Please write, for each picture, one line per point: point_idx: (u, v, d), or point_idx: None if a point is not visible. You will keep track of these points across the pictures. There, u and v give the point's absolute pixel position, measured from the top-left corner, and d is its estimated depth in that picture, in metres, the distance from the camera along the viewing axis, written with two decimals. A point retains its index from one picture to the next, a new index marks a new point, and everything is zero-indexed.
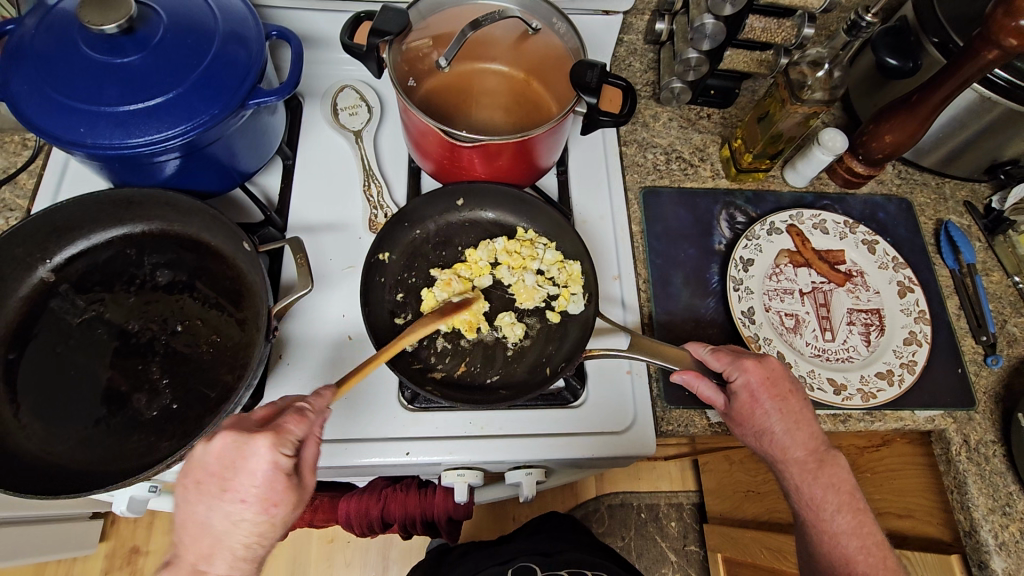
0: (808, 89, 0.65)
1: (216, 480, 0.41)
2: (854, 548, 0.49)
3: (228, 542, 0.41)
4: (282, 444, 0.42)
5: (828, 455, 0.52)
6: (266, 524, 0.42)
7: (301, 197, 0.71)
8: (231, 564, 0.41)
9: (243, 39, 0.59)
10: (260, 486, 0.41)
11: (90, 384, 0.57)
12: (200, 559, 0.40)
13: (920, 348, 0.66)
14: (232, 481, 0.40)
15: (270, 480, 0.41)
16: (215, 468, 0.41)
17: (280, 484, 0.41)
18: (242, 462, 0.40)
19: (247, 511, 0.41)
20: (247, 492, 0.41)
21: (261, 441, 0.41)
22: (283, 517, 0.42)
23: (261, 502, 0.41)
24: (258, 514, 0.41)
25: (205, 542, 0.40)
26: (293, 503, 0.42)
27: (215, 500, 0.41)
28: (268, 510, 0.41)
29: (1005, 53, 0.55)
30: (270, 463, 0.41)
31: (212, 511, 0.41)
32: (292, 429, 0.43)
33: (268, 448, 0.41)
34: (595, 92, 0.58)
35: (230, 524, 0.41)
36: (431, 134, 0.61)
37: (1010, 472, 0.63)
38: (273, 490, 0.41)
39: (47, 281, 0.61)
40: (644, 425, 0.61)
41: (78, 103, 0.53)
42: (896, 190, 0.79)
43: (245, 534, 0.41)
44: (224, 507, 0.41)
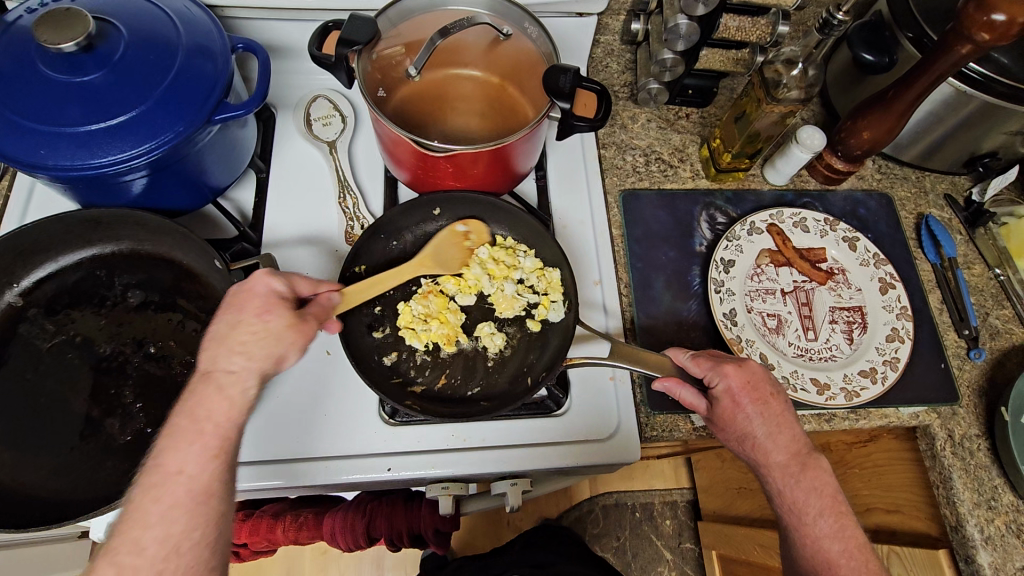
0: (784, 88, 0.65)
1: (225, 306, 0.48)
2: (837, 551, 0.49)
3: (229, 340, 0.45)
4: (276, 274, 0.50)
5: (810, 457, 0.52)
6: (261, 329, 0.46)
7: (276, 211, 0.70)
8: (229, 355, 0.44)
9: (209, 52, 0.58)
10: (257, 298, 0.47)
11: (62, 411, 0.56)
12: (206, 360, 0.45)
13: (902, 344, 0.65)
14: (234, 298, 0.47)
15: (266, 296, 0.48)
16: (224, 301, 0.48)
17: (274, 299, 0.48)
18: (243, 285, 0.48)
19: (243, 314, 0.46)
20: (246, 302, 0.47)
21: (258, 271, 0.49)
22: (278, 327, 0.47)
23: (255, 308, 0.47)
24: (255, 317, 0.46)
25: (209, 347, 0.45)
26: (292, 320, 0.48)
27: (219, 315, 0.47)
28: (263, 316, 0.46)
29: (978, 47, 0.55)
30: (267, 284, 0.48)
31: (217, 323, 0.46)
32: (292, 278, 0.51)
33: (265, 272, 0.49)
34: (569, 97, 0.57)
35: (230, 326, 0.46)
36: (404, 145, 0.60)
37: (995, 466, 0.63)
38: (269, 302, 0.47)
39: (16, 305, 0.59)
40: (628, 432, 0.61)
41: (39, 124, 0.52)
42: (877, 185, 0.79)
43: (244, 334, 0.45)
44: (226, 316, 0.46)
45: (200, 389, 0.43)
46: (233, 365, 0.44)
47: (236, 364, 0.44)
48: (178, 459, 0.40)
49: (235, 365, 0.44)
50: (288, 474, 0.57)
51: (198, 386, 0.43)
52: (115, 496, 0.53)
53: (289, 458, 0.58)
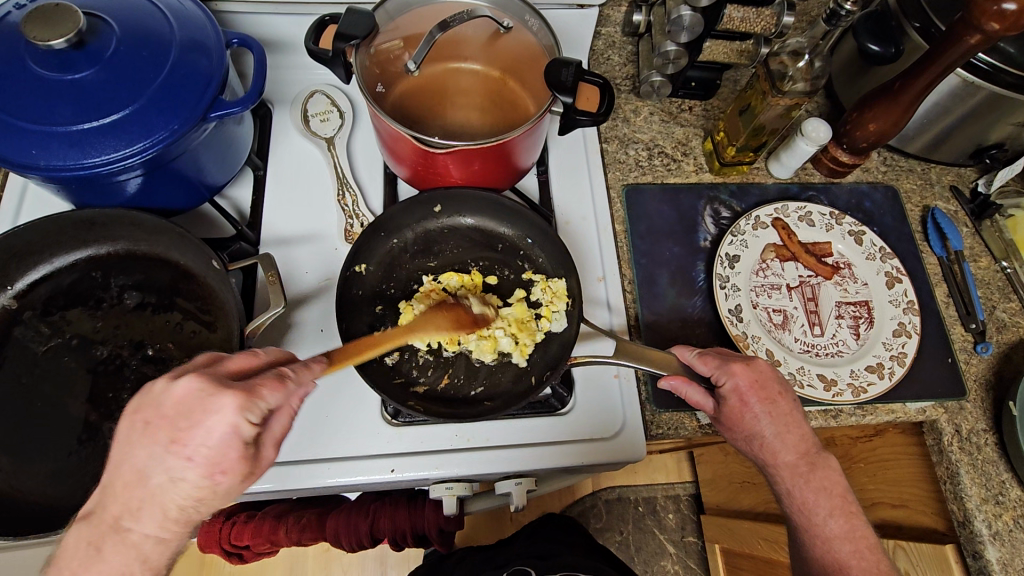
0: (789, 80, 0.64)
1: (169, 429, 0.38)
2: (848, 552, 0.49)
3: (164, 496, 0.37)
4: (248, 410, 0.38)
5: (819, 457, 0.51)
6: (206, 491, 0.38)
7: (274, 209, 0.68)
8: (158, 521, 0.38)
9: (203, 48, 0.57)
10: (210, 448, 0.37)
11: (59, 415, 0.55)
12: (126, 510, 0.37)
13: (909, 339, 0.65)
14: (184, 435, 0.37)
15: (223, 446, 0.38)
16: (171, 415, 0.38)
17: (232, 452, 0.38)
18: (200, 417, 0.37)
19: (190, 472, 0.37)
20: (198, 448, 0.37)
21: (227, 400, 0.38)
22: (227, 489, 0.39)
23: (207, 464, 0.38)
24: (201, 479, 0.38)
25: (138, 493, 0.37)
26: (245, 472, 0.39)
27: (160, 450, 0.37)
28: (212, 478, 0.38)
29: (987, 37, 0.53)
30: (228, 428, 0.38)
31: (152, 461, 0.37)
32: (265, 398, 0.40)
33: (227, 408, 0.38)
34: (571, 91, 0.56)
35: (168, 479, 0.37)
36: (404, 141, 0.59)
37: (1002, 460, 0.63)
38: (225, 456, 0.38)
39: (10, 308, 0.59)
40: (633, 430, 0.60)
41: (29, 123, 0.51)
42: (882, 177, 0.78)
43: (182, 496, 0.38)
44: (168, 461, 0.37)
45: (109, 553, 0.37)
46: (160, 533, 0.38)
47: (163, 530, 0.38)
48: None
49: (163, 531, 0.38)
50: (289, 477, 0.56)
51: (108, 547, 0.37)
52: None
53: (292, 460, 0.57)
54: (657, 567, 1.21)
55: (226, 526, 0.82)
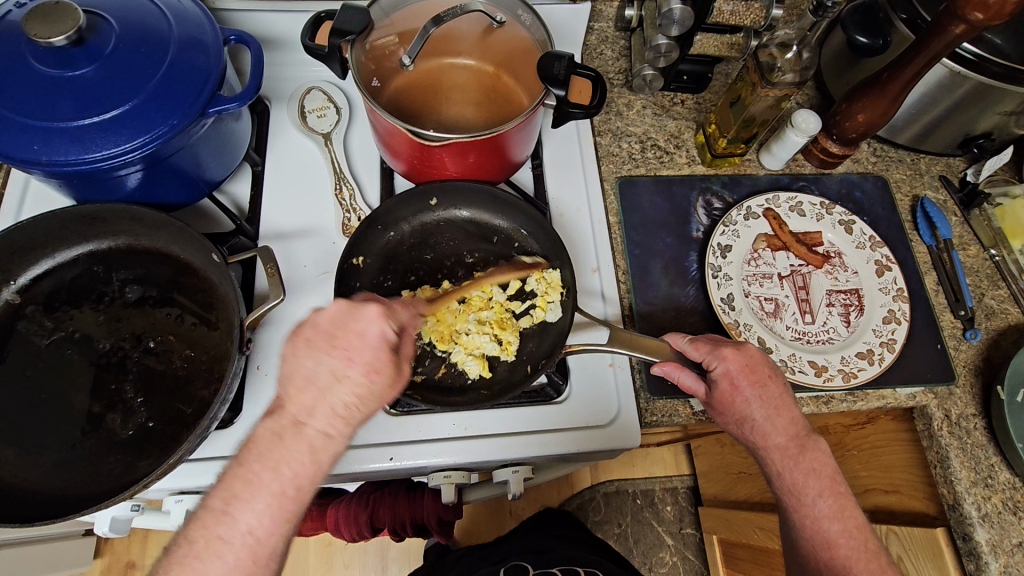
0: (778, 72, 0.65)
1: (328, 338, 0.45)
2: (836, 531, 0.50)
3: (334, 393, 0.43)
4: (390, 317, 0.47)
5: (808, 439, 0.52)
6: (365, 390, 0.44)
7: (272, 204, 0.69)
8: (329, 417, 0.43)
9: (201, 44, 0.57)
10: (369, 346, 0.45)
11: (63, 407, 0.56)
12: (302, 409, 0.43)
13: (899, 326, 0.66)
14: (342, 339, 0.45)
15: (376, 346, 0.45)
16: (326, 328, 0.45)
17: (384, 353, 0.45)
18: (354, 324, 0.45)
19: (353, 368, 0.44)
20: (356, 350, 0.45)
21: (372, 310, 0.46)
22: (380, 390, 0.45)
23: (364, 365, 0.44)
24: (361, 376, 0.44)
25: (310, 394, 0.43)
26: (391, 378, 0.46)
27: (322, 354, 0.44)
28: (369, 376, 0.45)
29: (972, 27, 0.54)
30: (380, 331, 0.46)
31: (319, 364, 0.44)
32: (400, 316, 0.48)
33: (378, 314, 0.46)
34: (564, 84, 0.57)
35: (335, 377, 0.44)
36: (399, 135, 0.60)
37: (991, 444, 0.64)
38: (379, 358, 0.45)
39: (14, 302, 0.60)
40: (628, 417, 0.61)
41: (30, 119, 0.52)
42: (872, 168, 0.79)
43: (346, 393, 0.44)
44: (331, 363, 0.44)
45: (290, 444, 0.42)
46: (329, 431, 0.43)
47: (332, 428, 0.43)
48: (249, 519, 0.40)
49: (330, 429, 0.43)
50: None
51: (290, 439, 0.42)
52: (118, 491, 0.53)
53: None
54: (655, 559, 1.23)
55: None
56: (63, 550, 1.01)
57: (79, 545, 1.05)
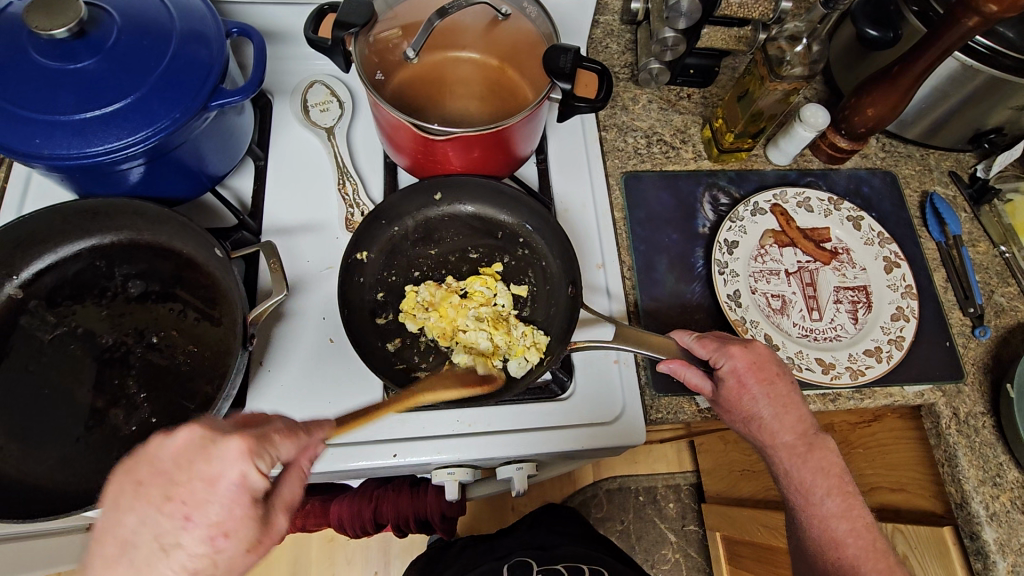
0: (787, 65, 0.64)
1: (162, 489, 0.35)
2: (844, 531, 0.50)
3: (151, 572, 0.33)
4: (258, 458, 0.36)
5: (816, 438, 0.52)
6: (205, 560, 0.35)
7: (276, 198, 0.69)
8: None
9: (203, 37, 0.57)
10: (217, 503, 0.35)
11: (67, 403, 0.56)
12: None
13: (908, 323, 0.65)
14: (181, 488, 0.34)
15: (228, 499, 0.35)
16: (168, 468, 0.35)
17: (240, 508, 0.35)
18: (204, 465, 0.35)
19: (189, 533, 0.34)
20: (198, 506, 0.34)
21: (233, 445, 0.35)
22: (229, 560, 0.35)
23: (210, 527, 0.35)
24: (203, 542, 0.34)
25: (120, 571, 0.33)
26: (249, 540, 0.36)
27: (150, 510, 0.34)
28: (213, 541, 0.35)
29: (985, 20, 0.53)
30: (239, 477, 0.35)
31: (142, 526, 0.34)
32: (281, 447, 0.38)
33: (241, 454, 0.35)
34: (569, 78, 0.56)
35: (159, 548, 0.34)
36: (403, 129, 0.59)
37: (999, 442, 0.63)
38: (230, 514, 0.35)
39: (16, 297, 0.59)
40: (633, 413, 0.61)
41: (32, 112, 0.51)
42: (880, 163, 0.78)
43: (174, 568, 0.34)
44: (160, 524, 0.34)
45: None
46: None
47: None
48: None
49: None
50: None
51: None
52: None
53: None
54: (658, 556, 1.22)
55: None
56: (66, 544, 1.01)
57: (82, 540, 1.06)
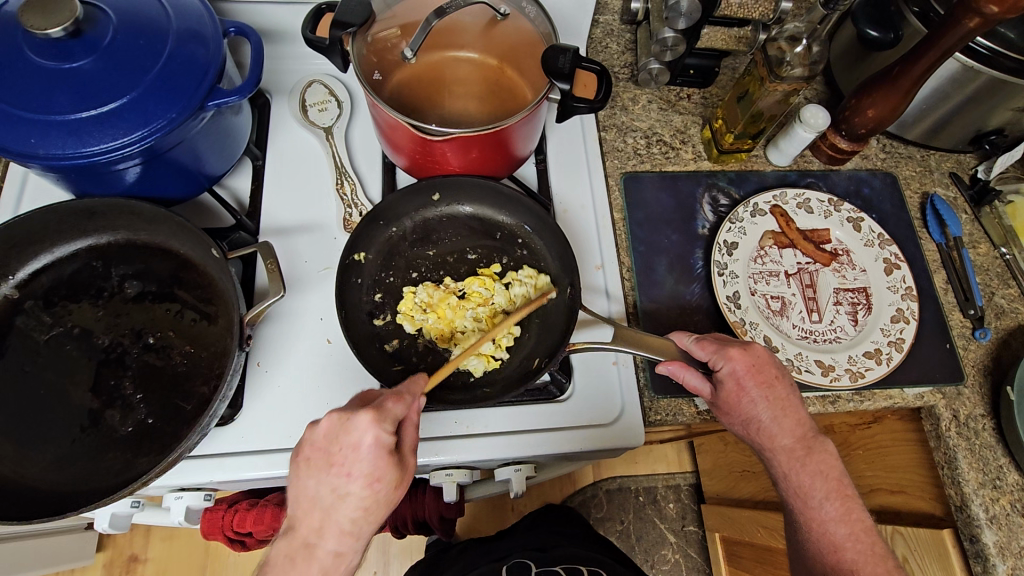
0: (787, 66, 0.64)
1: (324, 456, 0.45)
2: (843, 534, 0.49)
3: (338, 512, 0.45)
4: (382, 423, 0.45)
5: (815, 441, 0.52)
6: (370, 499, 0.46)
7: (273, 199, 0.69)
8: (338, 536, 0.45)
9: (199, 36, 0.57)
10: (366, 463, 0.45)
11: (63, 404, 0.56)
12: (311, 531, 0.45)
13: (908, 324, 0.65)
14: (338, 455, 0.45)
15: (372, 457, 0.45)
16: (321, 446, 0.45)
17: (382, 460, 0.45)
18: (347, 437, 0.45)
19: (353, 485, 0.45)
20: (352, 465, 0.45)
21: (362, 418, 0.45)
22: (385, 495, 0.46)
23: (366, 476, 0.45)
24: (364, 488, 0.45)
25: (316, 515, 0.45)
26: (396, 479, 0.47)
27: (323, 473, 0.45)
28: (372, 486, 0.46)
29: (986, 21, 0.53)
30: (374, 438, 0.45)
31: (321, 485, 0.45)
32: (393, 410, 0.47)
33: (371, 421, 0.45)
34: (568, 78, 0.56)
35: (337, 497, 0.45)
36: (401, 130, 0.59)
37: (1000, 445, 0.63)
38: (377, 466, 0.45)
39: (12, 298, 0.59)
40: (632, 415, 0.60)
41: (27, 112, 0.51)
42: (881, 164, 0.78)
43: (350, 509, 0.45)
44: (332, 481, 0.45)
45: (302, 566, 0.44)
46: (339, 548, 0.45)
47: (342, 544, 0.45)
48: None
49: (341, 546, 0.45)
50: None
51: (301, 561, 0.44)
52: (118, 488, 0.53)
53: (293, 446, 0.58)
54: (657, 557, 1.22)
55: (229, 513, 0.77)
56: (64, 544, 1.01)
57: (80, 539, 1.06)
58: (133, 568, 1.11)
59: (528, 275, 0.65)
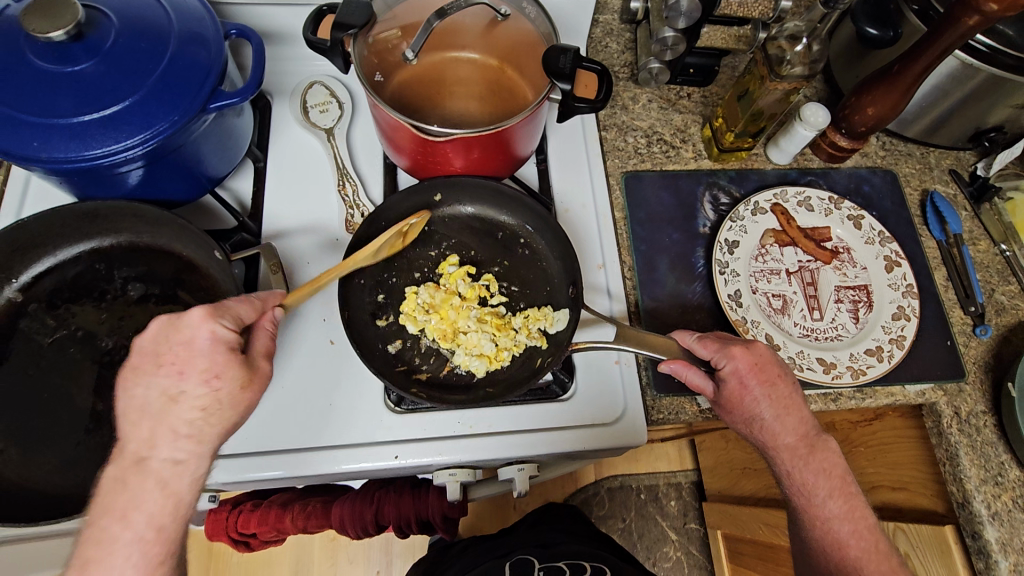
0: (787, 64, 0.64)
1: (153, 358, 0.44)
2: (847, 532, 0.50)
3: (170, 416, 0.43)
4: (219, 317, 0.45)
5: (818, 439, 0.52)
6: (209, 398, 0.44)
7: (275, 200, 0.69)
8: (173, 441, 0.43)
9: (201, 39, 0.57)
10: (201, 355, 0.44)
11: (67, 406, 0.56)
12: (141, 445, 0.43)
13: (909, 322, 0.65)
14: (168, 354, 0.44)
15: (209, 350, 0.44)
16: (150, 347, 0.44)
17: (220, 355, 0.44)
18: (178, 332, 0.44)
19: (187, 383, 0.43)
20: (186, 362, 0.44)
21: (195, 314, 0.44)
22: (229, 394, 0.45)
23: (202, 373, 0.44)
24: (201, 385, 0.44)
25: (144, 425, 0.43)
26: (243, 379, 0.45)
27: (151, 376, 0.43)
28: (209, 382, 0.44)
29: (986, 19, 0.53)
30: (211, 333, 0.44)
31: (149, 388, 0.43)
32: (235, 311, 0.47)
33: (206, 315, 0.45)
34: (569, 78, 0.56)
35: (168, 399, 0.43)
36: (403, 130, 0.59)
37: (1001, 441, 0.63)
38: (214, 360, 0.44)
39: (15, 301, 0.59)
40: (634, 414, 0.61)
41: (30, 115, 0.51)
42: (881, 162, 0.78)
43: (186, 409, 0.43)
44: (161, 381, 0.43)
45: (132, 485, 0.42)
46: (176, 456, 0.43)
47: (179, 452, 0.43)
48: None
49: (178, 453, 0.43)
50: (303, 463, 0.57)
51: (133, 480, 0.42)
52: None
53: (298, 448, 0.58)
54: (658, 554, 1.23)
55: (232, 515, 0.86)
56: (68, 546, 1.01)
57: None
58: None
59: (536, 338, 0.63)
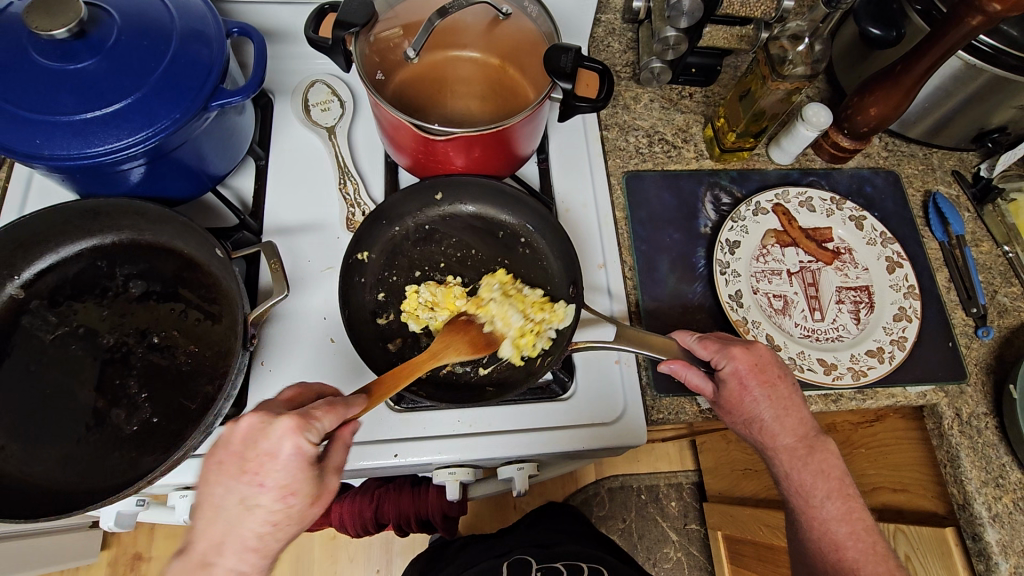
0: (789, 64, 0.63)
1: (238, 461, 0.42)
2: (844, 533, 0.50)
3: (242, 525, 0.41)
4: (308, 430, 0.42)
5: (817, 441, 0.52)
6: (281, 514, 0.42)
7: (276, 198, 0.69)
8: (239, 553, 0.41)
9: (203, 37, 0.57)
10: (283, 471, 0.42)
11: (68, 402, 0.56)
12: (210, 548, 0.41)
13: (910, 323, 0.65)
14: (252, 463, 0.41)
15: (291, 466, 0.42)
16: (237, 450, 0.42)
17: (301, 471, 0.42)
18: (265, 443, 0.41)
19: (265, 497, 0.42)
20: (268, 474, 0.42)
21: (284, 423, 0.42)
22: (299, 511, 0.43)
23: (280, 488, 0.42)
24: (277, 501, 0.42)
25: (217, 527, 0.41)
26: (312, 496, 0.43)
27: (233, 480, 0.42)
28: (285, 499, 0.42)
29: (988, 19, 0.53)
30: (295, 448, 0.42)
31: (228, 493, 0.42)
32: (323, 422, 0.43)
33: (294, 429, 0.42)
34: (570, 77, 0.56)
35: (244, 507, 0.42)
36: (404, 129, 0.59)
37: (1002, 444, 0.63)
38: (295, 477, 0.42)
39: (18, 297, 0.59)
40: (634, 413, 0.61)
41: (33, 113, 0.51)
42: (883, 163, 0.78)
43: (258, 522, 0.42)
44: (243, 489, 0.42)
45: None
46: (239, 569, 0.41)
47: (242, 564, 0.42)
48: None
49: (241, 565, 0.42)
50: None
51: None
52: (124, 486, 0.53)
53: None
54: (658, 555, 1.22)
55: None
56: (68, 542, 1.02)
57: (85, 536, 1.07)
58: (136, 566, 1.12)
59: (545, 342, 0.63)
